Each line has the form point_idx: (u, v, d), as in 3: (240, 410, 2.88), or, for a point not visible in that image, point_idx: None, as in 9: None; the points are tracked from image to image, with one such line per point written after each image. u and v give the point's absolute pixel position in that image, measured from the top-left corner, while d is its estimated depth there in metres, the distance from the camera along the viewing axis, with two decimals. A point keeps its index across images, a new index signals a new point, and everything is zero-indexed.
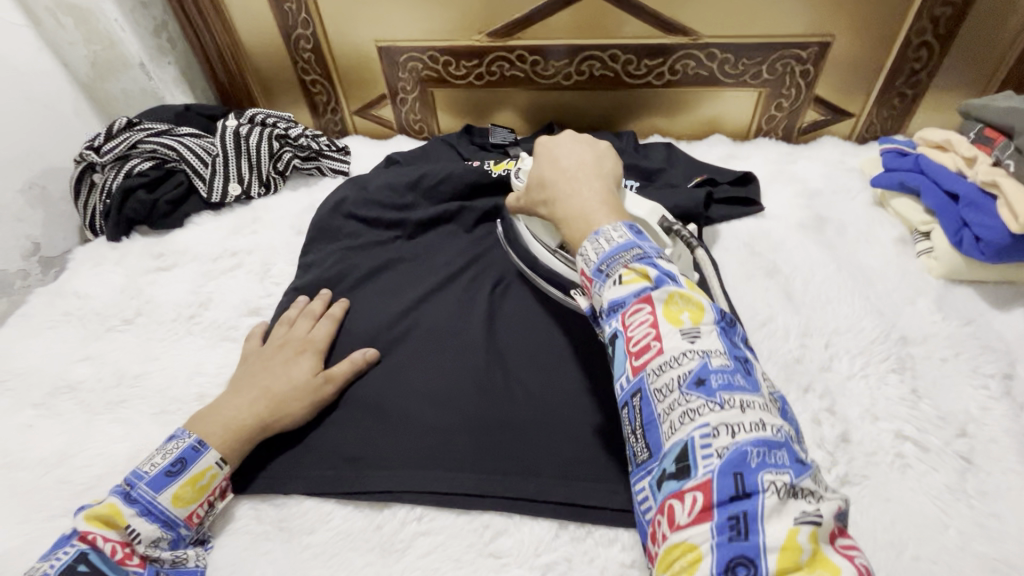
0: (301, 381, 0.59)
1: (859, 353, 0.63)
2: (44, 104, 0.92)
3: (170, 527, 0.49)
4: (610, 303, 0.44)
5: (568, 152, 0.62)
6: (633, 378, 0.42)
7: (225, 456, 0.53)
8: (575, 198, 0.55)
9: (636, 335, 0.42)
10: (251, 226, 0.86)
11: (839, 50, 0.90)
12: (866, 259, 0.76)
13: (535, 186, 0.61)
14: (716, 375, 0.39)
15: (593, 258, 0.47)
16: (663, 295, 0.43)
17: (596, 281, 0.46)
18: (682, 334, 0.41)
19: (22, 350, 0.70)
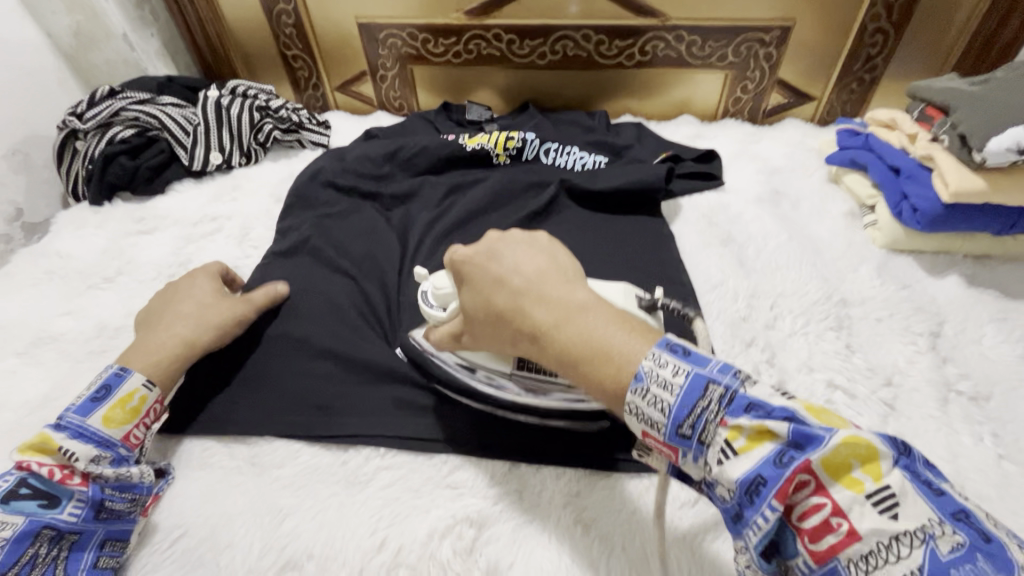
0: (214, 298, 0.65)
1: (801, 313, 0.68)
2: (28, 72, 0.94)
3: (108, 446, 0.51)
4: (743, 484, 0.34)
5: (510, 257, 0.48)
6: (816, 566, 0.33)
7: (150, 379, 0.56)
8: (568, 325, 0.41)
9: (808, 517, 0.33)
10: (231, 193, 0.89)
11: (800, 34, 0.94)
12: (817, 231, 0.80)
13: (487, 314, 0.46)
14: (956, 567, 0.29)
15: (666, 418, 0.37)
16: (817, 458, 0.33)
17: (690, 450, 0.37)
18: (876, 507, 0.32)
19: (6, 305, 0.72)
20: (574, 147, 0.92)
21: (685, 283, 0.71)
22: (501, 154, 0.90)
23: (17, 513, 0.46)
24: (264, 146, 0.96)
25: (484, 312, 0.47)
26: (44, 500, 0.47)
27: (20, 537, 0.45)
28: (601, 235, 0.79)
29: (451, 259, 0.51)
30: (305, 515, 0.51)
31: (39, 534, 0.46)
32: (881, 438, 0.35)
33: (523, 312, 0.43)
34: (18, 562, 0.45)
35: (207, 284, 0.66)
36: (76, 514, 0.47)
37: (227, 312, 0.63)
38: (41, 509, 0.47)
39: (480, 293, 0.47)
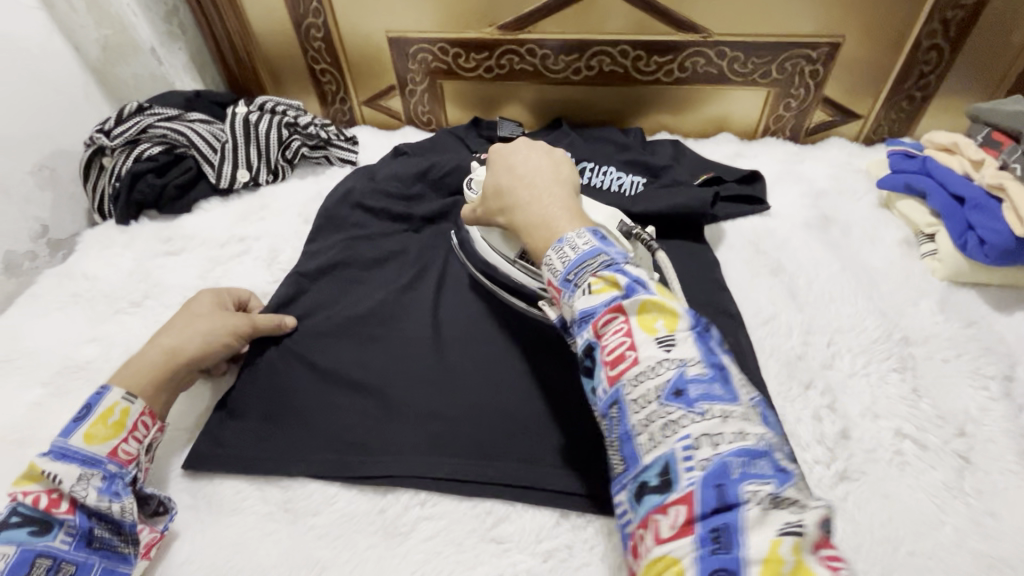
0: (209, 308, 0.62)
1: (860, 352, 0.64)
2: (55, 87, 0.92)
3: (94, 464, 0.49)
4: (581, 313, 0.43)
5: (524, 158, 0.59)
6: (609, 389, 0.41)
7: (131, 391, 0.54)
8: (536, 206, 0.53)
9: (610, 344, 0.41)
10: (259, 212, 0.87)
11: (849, 51, 0.90)
12: (870, 260, 0.76)
13: (491, 195, 0.59)
14: (694, 385, 0.38)
15: (562, 268, 0.46)
16: (632, 304, 0.42)
17: (566, 291, 0.45)
18: (658, 343, 0.40)
19: (31, 330, 0.70)
20: (610, 167, 0.88)
21: (734, 315, 0.67)
22: None
23: (8, 543, 0.44)
24: (292, 163, 0.94)
25: (491, 192, 0.59)
26: (35, 527, 0.45)
27: (10, 570, 0.43)
28: None
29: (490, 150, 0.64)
30: (343, 570, 0.49)
31: (35, 564, 0.44)
32: (695, 314, 0.43)
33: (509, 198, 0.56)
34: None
35: (207, 296, 0.64)
36: (66, 542, 0.46)
37: (218, 324, 0.61)
38: (32, 537, 0.45)
39: (492, 182, 0.59)
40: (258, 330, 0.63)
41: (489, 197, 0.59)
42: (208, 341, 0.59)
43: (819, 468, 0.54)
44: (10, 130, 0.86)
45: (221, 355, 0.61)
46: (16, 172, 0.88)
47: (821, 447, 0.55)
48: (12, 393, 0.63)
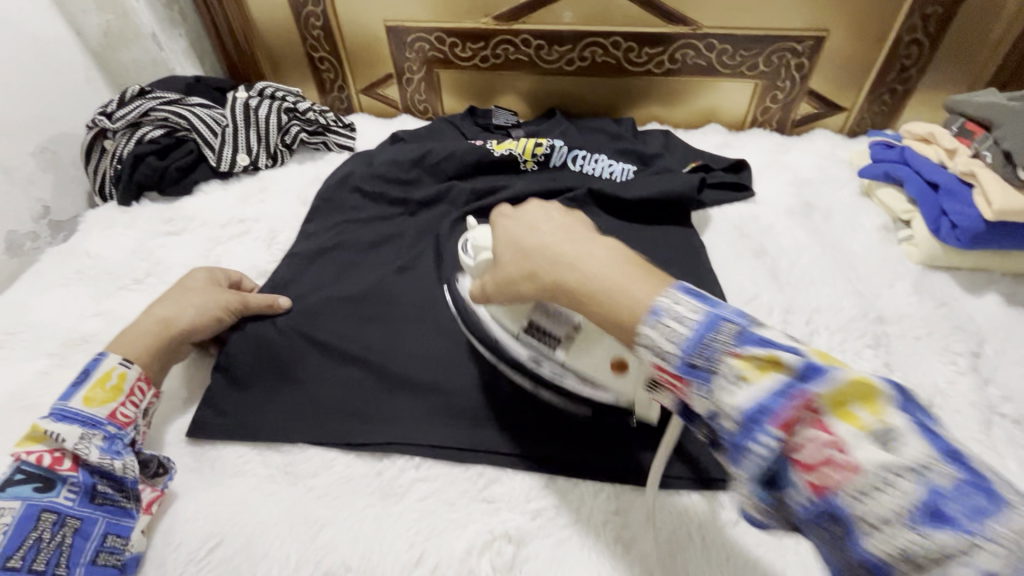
0: (202, 284, 0.65)
1: (837, 330, 0.67)
2: (57, 70, 0.94)
3: (95, 425, 0.52)
4: (747, 414, 0.32)
5: (537, 215, 0.51)
6: (817, 501, 0.30)
7: (128, 358, 0.56)
8: (583, 259, 0.42)
9: (810, 452, 0.31)
10: (258, 195, 0.89)
11: (833, 45, 0.93)
12: (850, 244, 0.79)
13: (516, 255, 0.48)
14: (953, 498, 0.27)
15: (678, 349, 0.35)
16: (819, 391, 0.31)
17: (697, 380, 0.35)
18: (875, 442, 0.29)
19: (35, 305, 0.72)
20: (602, 154, 0.91)
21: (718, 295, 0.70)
22: (527, 160, 0.90)
23: (14, 499, 0.46)
24: (290, 148, 0.96)
25: (517, 251, 0.48)
26: (39, 484, 0.48)
27: (17, 525, 0.45)
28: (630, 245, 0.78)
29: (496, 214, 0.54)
30: (342, 527, 0.51)
31: (40, 518, 0.46)
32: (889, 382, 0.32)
33: (541, 256, 0.45)
34: (21, 547, 0.44)
35: (200, 272, 0.67)
36: (71, 498, 0.48)
37: (211, 298, 0.63)
38: (37, 493, 0.47)
39: (507, 245, 0.49)
40: (249, 306, 0.65)
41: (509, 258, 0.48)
42: (200, 313, 0.61)
43: None
44: (13, 111, 0.88)
45: (215, 328, 0.63)
46: (18, 153, 0.89)
47: None
48: (18, 364, 0.65)
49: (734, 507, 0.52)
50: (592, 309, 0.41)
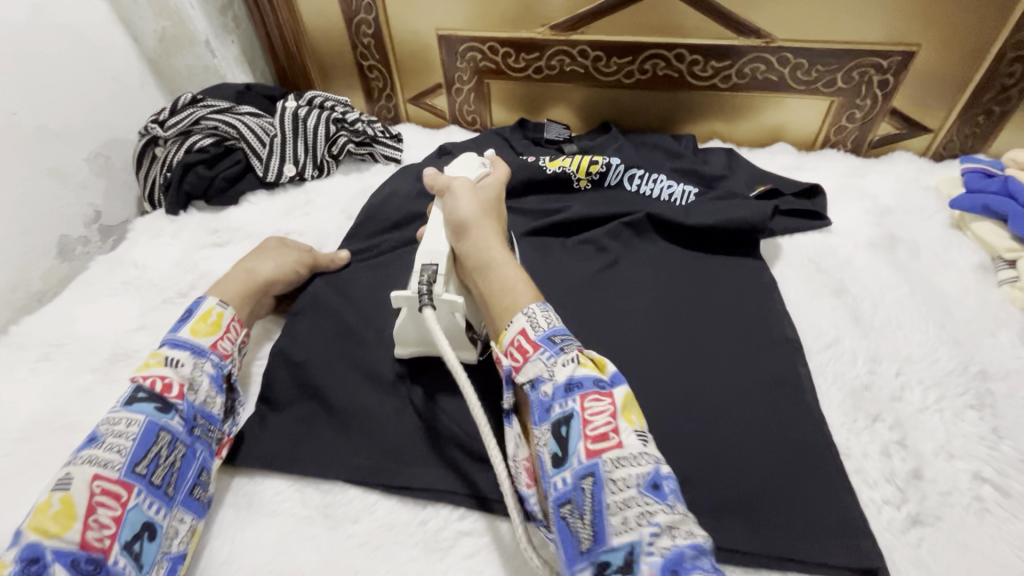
0: (272, 245, 0.71)
1: (933, 385, 0.59)
2: (114, 77, 0.95)
3: (201, 354, 0.55)
4: (571, 381, 0.45)
5: (497, 205, 0.65)
6: (585, 461, 0.42)
7: (225, 300, 0.61)
8: (506, 266, 0.55)
9: (595, 422, 0.43)
10: (304, 207, 0.87)
11: (923, 61, 0.85)
12: (941, 284, 0.71)
13: (476, 203, 0.61)
14: (667, 481, 0.41)
15: (544, 327, 0.48)
16: (620, 389, 0.45)
17: (547, 350, 0.47)
18: (638, 433, 0.43)
19: (83, 315, 0.71)
20: (661, 174, 0.85)
21: (794, 339, 0.64)
22: (582, 179, 0.85)
23: (139, 413, 0.48)
24: (337, 159, 0.94)
25: (480, 206, 0.61)
26: (158, 404, 0.49)
27: (143, 436, 0.47)
28: (691, 276, 0.72)
29: (492, 181, 0.68)
30: None
31: (159, 436, 0.48)
32: None
33: (478, 230, 0.58)
34: (146, 457, 0.47)
35: (272, 239, 0.73)
36: (181, 424, 0.50)
37: (287, 254, 0.70)
38: (157, 412, 0.49)
39: (475, 203, 0.61)
40: (318, 263, 0.72)
41: (471, 206, 0.60)
42: (279, 262, 0.68)
43: (888, 510, 0.50)
44: (67, 114, 0.87)
45: (293, 279, 0.69)
46: (73, 159, 0.89)
47: (890, 487, 0.51)
48: (62, 378, 0.64)
49: None
50: (497, 273, 0.55)
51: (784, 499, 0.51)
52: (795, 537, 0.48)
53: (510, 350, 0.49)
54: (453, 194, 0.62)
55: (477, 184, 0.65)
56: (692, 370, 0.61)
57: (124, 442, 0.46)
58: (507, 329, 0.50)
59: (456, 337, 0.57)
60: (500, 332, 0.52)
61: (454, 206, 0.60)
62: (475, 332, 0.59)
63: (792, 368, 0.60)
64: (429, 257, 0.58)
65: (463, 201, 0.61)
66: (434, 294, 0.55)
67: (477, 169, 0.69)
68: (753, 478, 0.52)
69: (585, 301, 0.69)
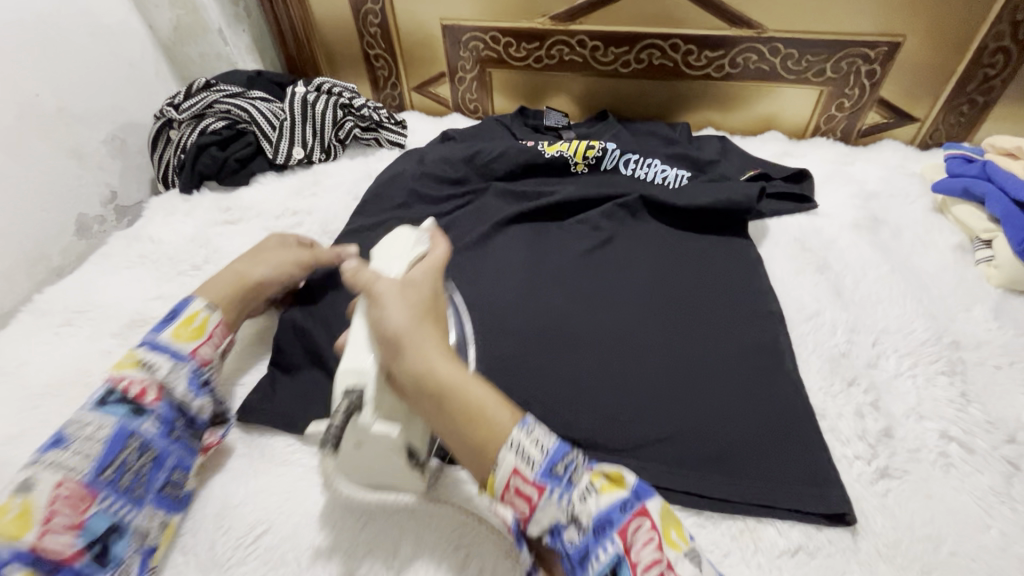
0: (271, 245, 0.69)
1: (907, 353, 0.63)
2: (130, 62, 0.98)
3: (179, 359, 0.54)
4: (599, 521, 0.41)
5: (432, 291, 0.52)
6: None
7: (212, 304, 0.59)
8: (462, 388, 0.46)
9: (643, 559, 0.39)
10: (312, 188, 0.90)
11: (909, 51, 0.88)
12: (921, 263, 0.75)
13: (410, 307, 0.49)
14: None
15: (541, 457, 0.43)
16: (651, 506, 0.42)
17: (557, 486, 0.42)
18: (688, 557, 0.40)
19: (102, 285, 0.75)
20: (655, 159, 0.89)
21: (777, 311, 0.67)
22: (579, 163, 0.89)
23: (109, 418, 0.49)
24: (343, 143, 0.97)
25: (415, 310, 0.49)
26: (130, 409, 0.50)
27: (111, 441, 0.48)
28: (681, 255, 0.75)
29: (428, 260, 0.54)
30: (387, 524, 0.51)
31: (128, 442, 0.49)
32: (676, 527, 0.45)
33: (413, 353, 0.46)
34: (113, 463, 0.47)
35: (276, 237, 0.71)
36: (154, 429, 0.51)
37: (283, 255, 0.67)
38: (128, 417, 0.49)
39: (406, 307, 0.48)
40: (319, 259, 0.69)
41: (403, 317, 0.48)
42: (274, 263, 0.66)
43: (859, 464, 0.54)
44: (85, 97, 0.91)
45: (287, 281, 0.67)
46: (91, 140, 0.93)
47: (862, 444, 0.55)
48: (84, 341, 0.68)
49: (792, 536, 0.50)
50: (450, 404, 0.45)
51: (761, 453, 0.54)
52: (769, 487, 0.52)
53: (508, 497, 0.43)
54: (380, 303, 0.49)
55: (409, 275, 0.52)
56: (679, 339, 0.64)
57: (93, 446, 0.47)
58: (494, 475, 0.43)
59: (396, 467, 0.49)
60: (484, 479, 0.45)
61: (381, 320, 0.48)
62: (420, 458, 0.50)
63: (774, 337, 0.64)
64: (352, 379, 0.48)
65: (392, 310, 0.48)
66: (359, 427, 0.47)
67: (412, 251, 0.57)
68: (734, 435, 0.55)
69: (580, 275, 0.73)
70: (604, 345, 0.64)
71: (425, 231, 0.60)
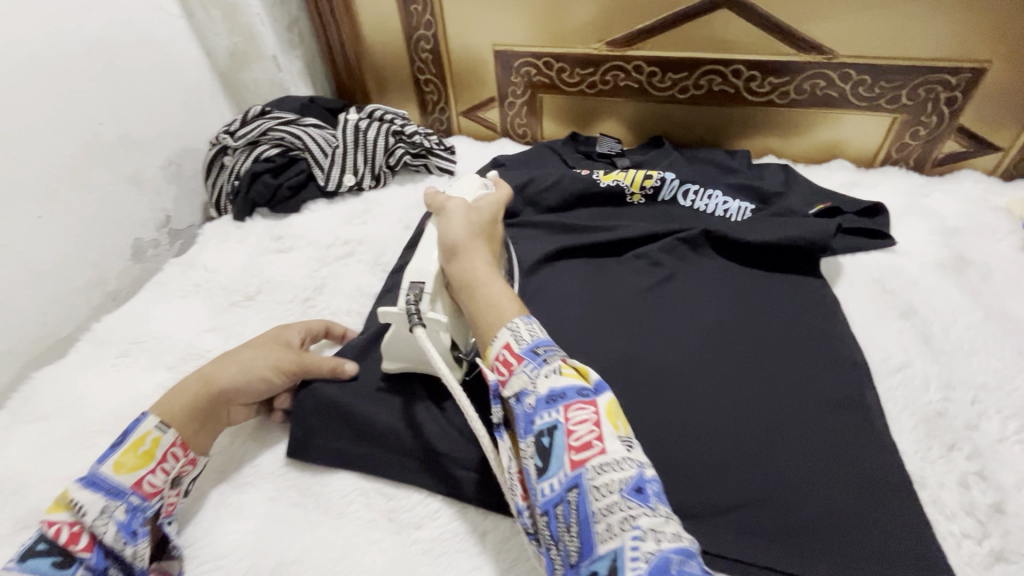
0: (258, 342, 0.60)
1: (1011, 415, 0.57)
2: (187, 89, 1.00)
3: (118, 494, 0.47)
4: (551, 391, 0.45)
5: (487, 217, 0.64)
6: (570, 473, 0.42)
7: (165, 420, 0.51)
8: (494, 285, 0.55)
9: (578, 432, 0.43)
10: (362, 216, 0.90)
11: (996, 78, 0.82)
12: (1017, 309, 0.69)
13: (468, 225, 0.61)
14: (651, 484, 0.41)
15: (529, 339, 0.49)
16: (604, 396, 0.45)
17: (530, 361, 0.47)
18: (622, 440, 0.43)
19: (158, 315, 0.75)
20: (716, 190, 0.85)
21: (861, 361, 0.62)
22: (635, 193, 0.85)
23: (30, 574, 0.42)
24: (393, 170, 0.96)
25: (473, 226, 0.61)
26: (56, 560, 0.43)
27: None
28: (750, 295, 0.71)
29: (491, 199, 0.69)
30: None
31: None
32: None
33: (468, 254, 0.58)
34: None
35: (277, 331, 0.62)
36: None
37: (262, 357, 0.57)
38: (53, 570, 0.43)
39: (465, 223, 0.61)
40: (306, 364, 0.59)
41: (461, 229, 0.60)
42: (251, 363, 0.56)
43: (969, 543, 0.48)
44: (144, 125, 0.93)
45: (262, 390, 0.56)
46: (149, 166, 0.95)
47: (970, 520, 0.50)
48: (141, 374, 0.68)
49: None
50: (483, 291, 0.55)
51: (853, 528, 0.49)
52: (865, 568, 0.47)
53: (494, 366, 0.49)
54: (447, 216, 0.62)
55: (475, 206, 0.64)
56: (753, 390, 0.60)
57: None
58: (490, 345, 0.50)
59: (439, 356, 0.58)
60: (485, 352, 0.52)
61: (444, 227, 0.60)
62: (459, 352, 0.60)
63: (860, 392, 0.59)
64: (417, 276, 0.57)
65: (454, 224, 0.60)
66: (422, 313, 0.56)
67: (477, 190, 0.69)
68: (820, 503, 0.51)
69: (642, 313, 0.69)
70: (671, 392, 0.60)
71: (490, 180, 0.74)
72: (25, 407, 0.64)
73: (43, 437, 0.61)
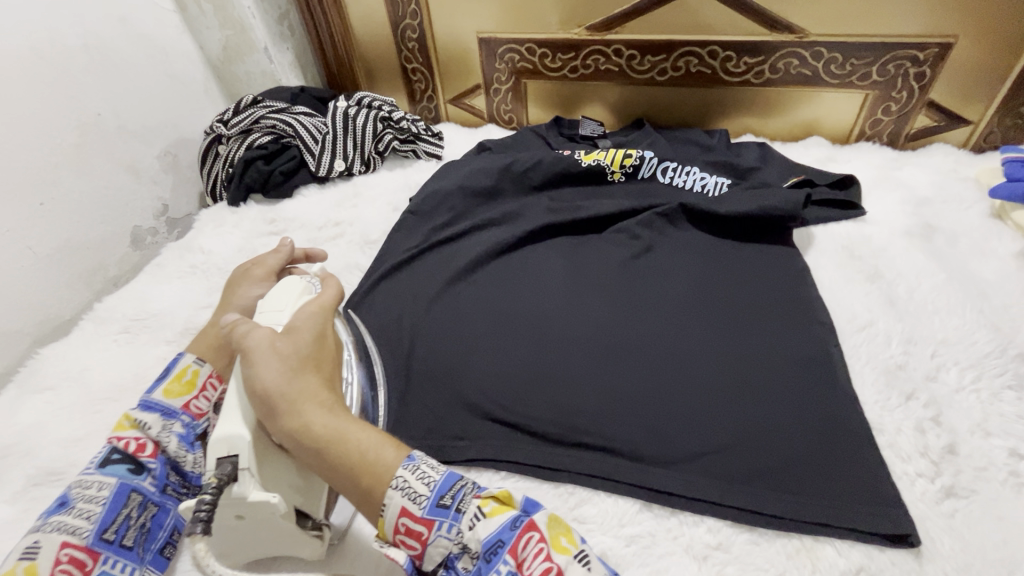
0: (243, 278, 0.66)
1: (970, 366, 0.60)
2: (182, 82, 1.03)
3: (172, 414, 0.55)
4: (486, 544, 0.41)
5: (314, 328, 0.51)
6: None
7: (201, 357, 0.60)
8: (343, 434, 0.46)
9: (535, 575, 0.38)
10: (353, 199, 0.93)
11: (962, 52, 0.85)
12: (980, 271, 0.72)
13: (288, 364, 0.47)
14: None
15: (428, 493, 0.44)
16: (538, 518, 0.42)
17: (447, 520, 0.43)
18: (579, 562, 0.39)
19: (158, 294, 0.78)
20: (694, 167, 0.87)
21: (828, 322, 0.65)
22: (616, 172, 0.88)
23: (110, 475, 0.50)
24: (382, 155, 0.99)
25: (296, 362, 0.48)
26: (131, 466, 0.51)
27: (112, 499, 0.49)
28: (723, 265, 0.73)
29: (315, 305, 0.53)
30: None
31: (129, 498, 0.50)
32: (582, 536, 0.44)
33: (296, 403, 0.46)
34: (115, 521, 0.48)
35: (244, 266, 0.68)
36: (154, 485, 0.52)
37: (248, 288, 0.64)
38: (129, 474, 0.51)
39: (279, 363, 0.47)
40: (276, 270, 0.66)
41: (277, 374, 0.46)
42: (252, 298, 0.64)
43: (922, 482, 0.52)
44: (140, 117, 0.96)
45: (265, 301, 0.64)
46: (146, 155, 0.98)
47: (924, 461, 0.53)
48: (143, 348, 0.71)
49: (852, 556, 0.48)
50: (335, 450, 0.45)
51: (812, 466, 0.52)
52: (822, 503, 0.50)
53: (401, 537, 0.44)
54: (249, 358, 0.47)
55: (288, 325, 0.50)
56: (721, 351, 0.63)
57: (95, 505, 0.48)
58: (383, 517, 0.44)
59: (286, 534, 0.48)
60: (375, 521, 0.45)
61: (255, 376, 0.46)
62: (312, 520, 0.50)
63: (824, 349, 0.62)
64: (226, 450, 0.45)
65: (262, 366, 0.47)
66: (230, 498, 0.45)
67: (299, 298, 0.54)
68: (779, 447, 0.54)
69: (617, 283, 0.72)
70: (640, 354, 0.63)
71: (319, 273, 0.58)
72: (32, 380, 0.67)
73: (50, 406, 0.64)
